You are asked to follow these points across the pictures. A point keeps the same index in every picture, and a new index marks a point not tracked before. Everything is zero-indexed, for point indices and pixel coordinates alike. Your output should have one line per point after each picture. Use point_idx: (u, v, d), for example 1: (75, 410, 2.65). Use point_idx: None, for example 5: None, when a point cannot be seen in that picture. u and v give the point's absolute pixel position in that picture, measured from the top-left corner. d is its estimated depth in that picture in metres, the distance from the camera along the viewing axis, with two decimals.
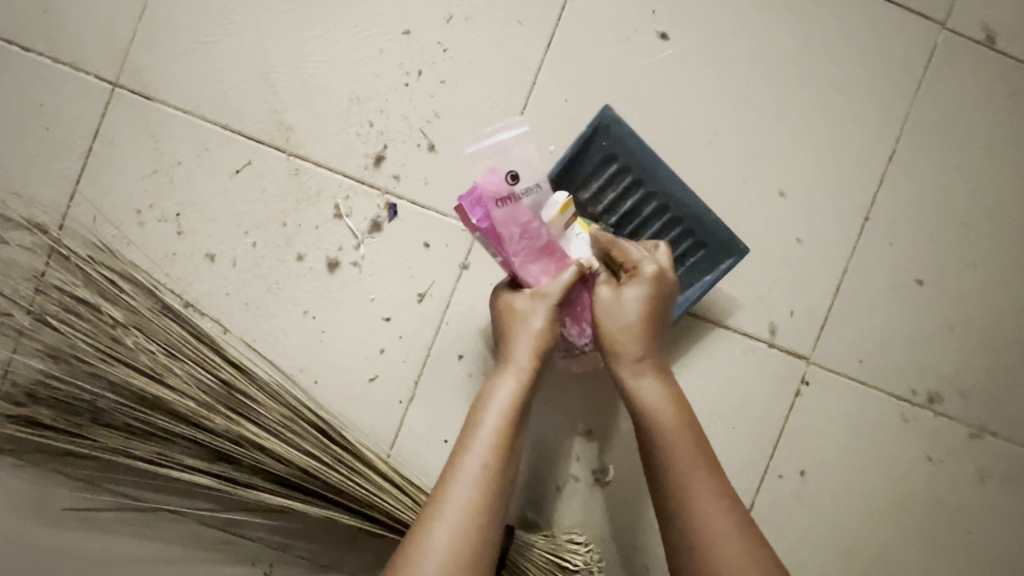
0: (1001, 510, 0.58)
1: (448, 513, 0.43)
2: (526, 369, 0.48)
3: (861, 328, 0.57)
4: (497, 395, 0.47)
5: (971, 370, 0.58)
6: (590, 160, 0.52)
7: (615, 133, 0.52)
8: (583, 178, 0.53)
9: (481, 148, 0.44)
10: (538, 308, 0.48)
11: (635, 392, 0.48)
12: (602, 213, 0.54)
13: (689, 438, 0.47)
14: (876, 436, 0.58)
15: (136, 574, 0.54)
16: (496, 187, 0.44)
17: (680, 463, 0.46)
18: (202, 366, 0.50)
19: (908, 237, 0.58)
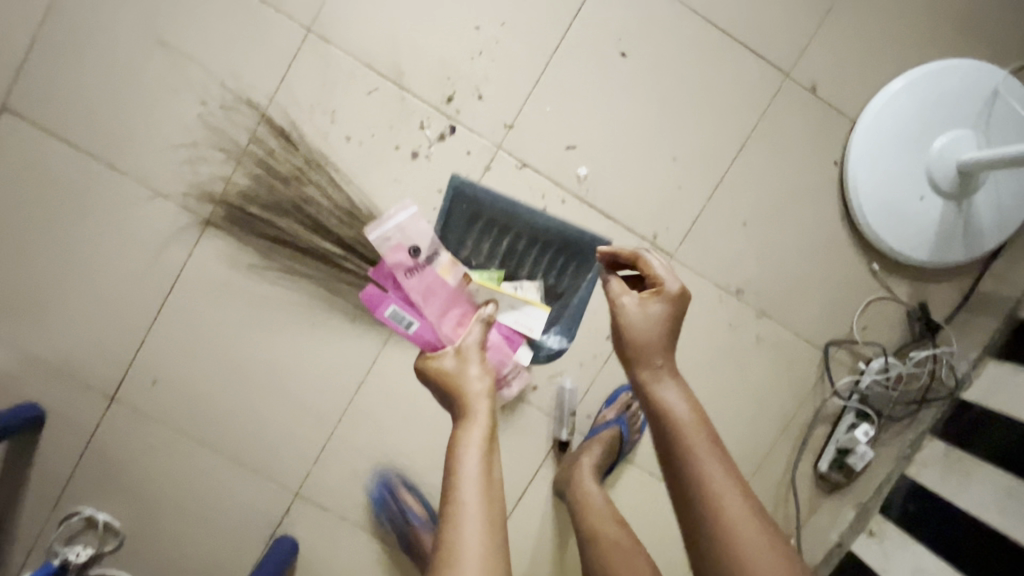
0: (765, 360, 1.03)
1: (468, 518, 0.61)
2: (484, 423, 0.69)
3: (706, 244, 0.99)
4: (467, 448, 0.67)
5: (766, 278, 1.01)
6: (462, 231, 0.93)
7: (467, 191, 0.91)
8: (457, 226, 0.93)
9: (384, 231, 0.86)
10: (466, 364, 0.76)
11: (655, 389, 0.65)
12: (489, 257, 0.95)
13: (701, 436, 0.60)
14: (703, 305, 1.01)
15: (282, 306, 0.98)
16: (400, 263, 0.86)
17: (706, 474, 0.58)
18: (339, 197, 0.94)
19: (744, 196, 0.99)
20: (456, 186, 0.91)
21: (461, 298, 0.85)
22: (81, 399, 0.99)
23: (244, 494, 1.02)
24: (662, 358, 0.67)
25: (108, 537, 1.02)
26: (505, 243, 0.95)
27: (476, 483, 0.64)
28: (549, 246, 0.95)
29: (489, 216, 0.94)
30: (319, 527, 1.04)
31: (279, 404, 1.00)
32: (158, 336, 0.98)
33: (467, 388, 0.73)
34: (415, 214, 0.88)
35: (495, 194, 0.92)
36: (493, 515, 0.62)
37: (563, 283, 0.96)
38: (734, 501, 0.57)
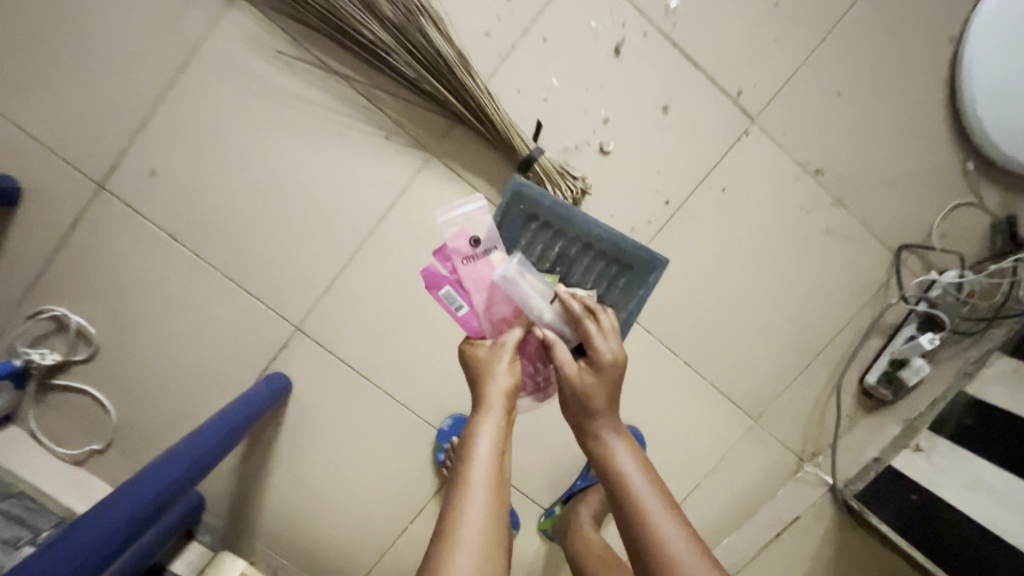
0: (830, 255, 0.94)
1: (475, 502, 0.57)
2: (499, 408, 0.64)
3: (792, 111, 0.89)
4: (481, 438, 0.61)
5: (850, 162, 0.91)
6: (520, 228, 0.75)
7: (528, 197, 0.74)
8: (514, 237, 0.76)
9: (451, 218, 0.72)
10: (501, 357, 0.67)
11: (600, 431, 0.64)
12: (543, 261, 0.77)
13: (647, 483, 0.61)
14: (776, 182, 0.91)
15: (308, 109, 0.86)
16: (461, 247, 0.72)
17: (642, 489, 0.60)
18: None
19: (842, 62, 0.88)
20: (519, 189, 0.73)
21: (517, 305, 0.70)
22: (66, 181, 0.86)
23: (240, 319, 0.91)
24: (605, 415, 0.64)
25: (80, 345, 0.91)
26: (559, 247, 0.76)
27: (488, 480, 0.58)
28: (602, 262, 0.77)
29: (546, 218, 0.75)
30: (317, 369, 0.93)
31: (292, 223, 0.89)
32: (163, 120, 0.85)
33: (496, 381, 0.65)
34: (483, 206, 0.73)
35: (561, 211, 0.75)
36: (500, 495, 0.59)
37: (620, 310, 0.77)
38: (681, 540, 0.58)
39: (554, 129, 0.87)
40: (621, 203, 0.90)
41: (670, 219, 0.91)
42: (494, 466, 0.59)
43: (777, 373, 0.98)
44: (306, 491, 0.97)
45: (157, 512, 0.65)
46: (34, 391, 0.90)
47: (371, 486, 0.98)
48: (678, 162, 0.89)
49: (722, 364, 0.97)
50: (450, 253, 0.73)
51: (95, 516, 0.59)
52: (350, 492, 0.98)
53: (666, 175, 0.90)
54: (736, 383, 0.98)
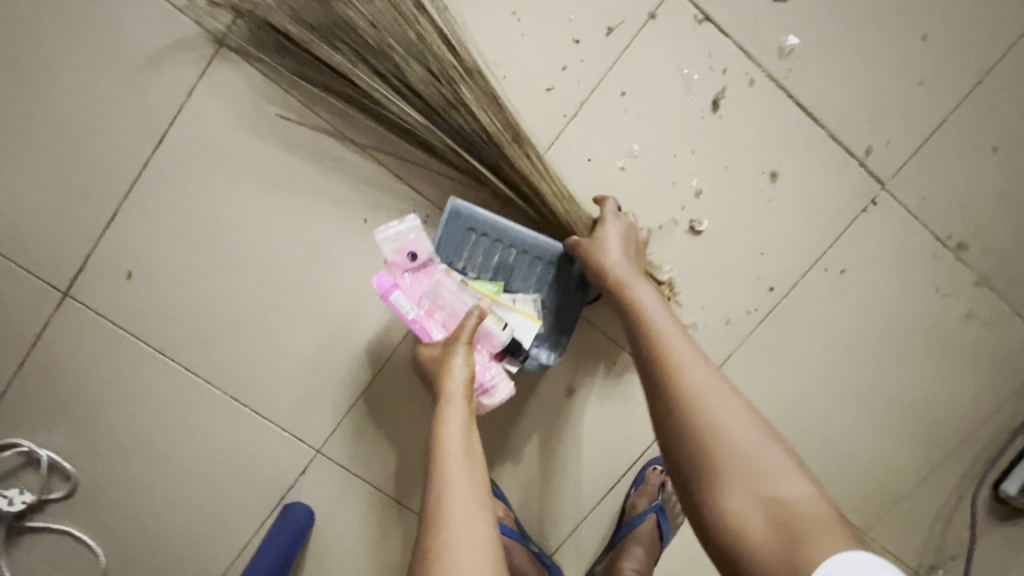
0: (968, 343, 0.76)
1: (452, 489, 0.49)
2: (458, 397, 0.56)
3: (933, 172, 0.70)
4: (447, 428, 0.54)
5: (1000, 233, 0.73)
6: (459, 242, 0.64)
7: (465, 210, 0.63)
8: (451, 253, 0.65)
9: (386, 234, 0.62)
10: (456, 351, 0.59)
11: (627, 289, 0.58)
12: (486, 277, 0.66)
13: (681, 334, 0.53)
14: (908, 260, 0.73)
15: (324, 190, 0.68)
16: (399, 261, 0.62)
17: (674, 349, 0.52)
18: (419, 29, 0.58)
19: (1000, 109, 0.69)
20: (456, 206, 0.63)
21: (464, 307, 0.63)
22: (21, 287, 0.68)
23: (248, 443, 0.75)
24: (630, 274, 0.59)
25: (55, 481, 0.74)
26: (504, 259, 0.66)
27: (461, 463, 0.51)
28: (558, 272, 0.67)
29: (490, 230, 0.64)
30: (343, 498, 0.77)
31: (308, 329, 0.72)
32: (141, 208, 0.67)
33: (451, 376, 0.57)
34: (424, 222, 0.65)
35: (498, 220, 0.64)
36: (477, 478, 0.51)
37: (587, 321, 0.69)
38: (742, 413, 0.47)
39: (635, 206, 0.69)
40: (714, 292, 0.72)
41: (774, 309, 0.74)
42: (464, 450, 0.52)
43: (898, 483, 0.81)
44: None
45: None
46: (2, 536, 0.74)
47: None
48: (787, 239, 0.71)
49: (830, 474, 0.80)
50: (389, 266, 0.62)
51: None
52: None
53: (771, 255, 0.72)
54: (846, 496, 0.81)
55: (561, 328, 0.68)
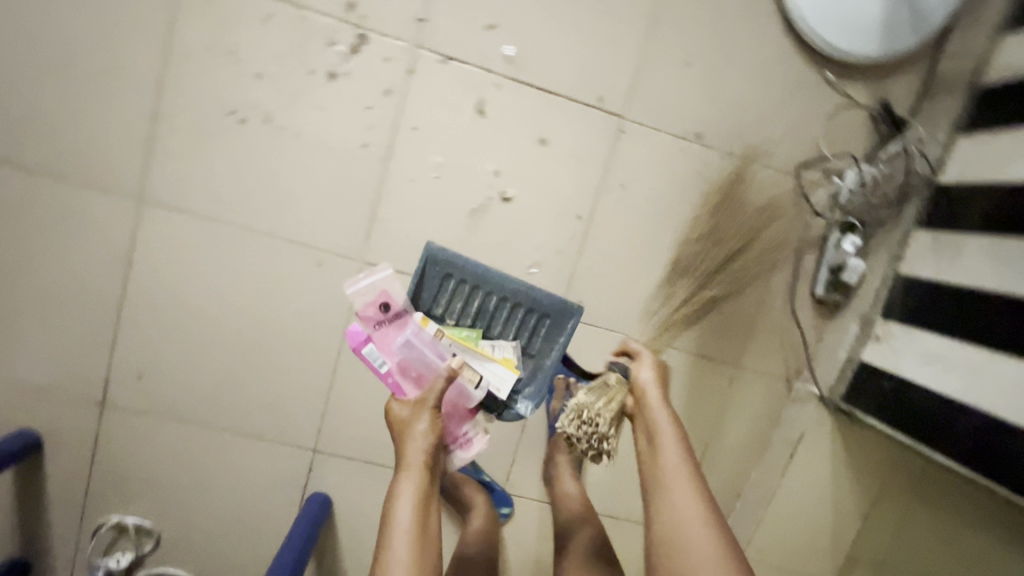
0: (738, 199, 1.01)
1: (400, 537, 0.76)
2: (416, 465, 0.79)
3: (653, 94, 0.96)
4: (404, 489, 0.78)
5: (720, 116, 0.98)
6: (436, 285, 0.90)
7: (436, 258, 0.89)
8: (428, 296, 0.91)
9: (356, 288, 0.82)
10: (421, 417, 0.80)
11: (658, 436, 0.77)
12: (462, 319, 0.92)
13: (688, 481, 0.73)
14: (665, 160, 0.99)
15: (243, 270, 0.95)
16: (370, 315, 0.84)
17: (681, 481, 0.73)
18: None
19: (679, 34, 0.95)
20: (432, 252, 0.89)
21: (431, 357, 0.84)
22: (74, 414, 0.97)
23: (265, 464, 1.02)
24: (666, 419, 0.79)
25: (144, 538, 1.02)
26: (477, 302, 0.92)
27: (406, 537, 0.76)
28: (525, 313, 0.93)
29: (461, 276, 0.91)
30: (347, 477, 1.04)
31: (273, 368, 0.99)
32: (129, 330, 0.95)
33: (411, 443, 0.79)
34: (389, 274, 0.85)
35: (473, 271, 0.90)
36: (420, 532, 0.77)
37: (539, 347, 0.95)
38: (688, 495, 0.72)
39: (457, 199, 0.96)
40: (541, 235, 0.99)
41: (587, 230, 0.99)
42: (415, 511, 0.77)
43: (739, 318, 1.05)
44: None
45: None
46: None
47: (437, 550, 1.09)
48: (572, 179, 0.97)
49: (684, 330, 1.05)
50: (362, 320, 0.84)
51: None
52: None
53: (567, 194, 0.98)
54: (705, 342, 1.06)
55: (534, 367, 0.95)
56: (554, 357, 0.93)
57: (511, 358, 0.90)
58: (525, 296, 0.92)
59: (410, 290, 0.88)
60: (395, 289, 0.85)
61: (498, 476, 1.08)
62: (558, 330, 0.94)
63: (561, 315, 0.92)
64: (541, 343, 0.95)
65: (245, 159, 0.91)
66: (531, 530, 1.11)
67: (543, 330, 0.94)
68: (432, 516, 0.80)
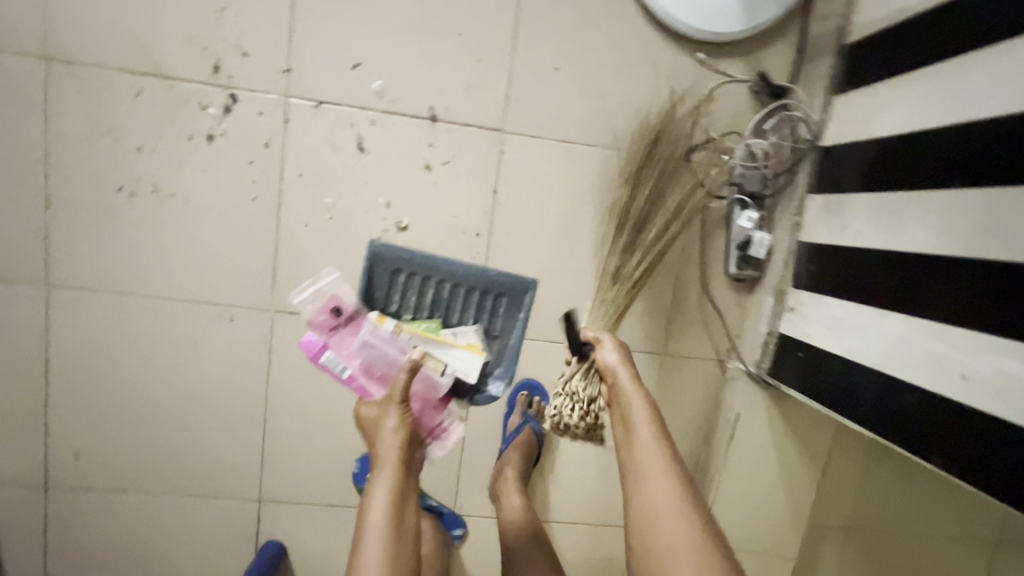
0: (633, 191, 1.02)
1: (376, 532, 0.75)
2: (392, 461, 0.81)
3: (528, 104, 0.97)
4: (377, 486, 0.79)
5: (600, 114, 0.99)
6: (391, 281, 0.97)
7: (384, 255, 0.96)
8: (384, 293, 0.97)
9: (304, 295, 0.95)
10: (392, 413, 0.85)
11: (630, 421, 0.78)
12: (419, 311, 0.99)
13: (665, 478, 0.73)
14: (552, 165, 1.00)
15: (157, 336, 0.97)
16: (325, 321, 0.95)
17: (651, 465, 0.74)
18: None
19: (542, 42, 0.96)
20: (381, 250, 0.96)
21: (390, 354, 0.92)
22: (20, 500, 0.99)
23: (213, 521, 1.04)
24: (635, 403, 0.79)
25: None
26: (433, 292, 0.99)
27: (380, 526, 0.76)
28: (479, 296, 0.99)
29: (411, 269, 0.97)
30: (297, 522, 1.06)
31: (204, 426, 1.01)
32: (58, 410, 0.98)
33: (385, 438, 0.83)
34: (338, 276, 0.97)
35: (422, 262, 0.97)
36: (397, 523, 0.77)
37: (500, 326, 1.02)
38: (659, 485, 0.72)
39: (354, 235, 0.98)
40: (443, 257, 1.00)
41: (488, 245, 1.01)
42: (391, 505, 0.78)
43: (657, 307, 1.06)
44: None
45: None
46: None
47: None
48: (464, 199, 0.99)
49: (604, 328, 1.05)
50: (318, 328, 0.95)
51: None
52: None
53: (461, 214, 0.99)
54: (628, 337, 1.06)
55: (499, 352, 1.03)
56: (516, 333, 1.01)
57: (474, 343, 0.96)
58: (476, 278, 0.98)
59: (360, 290, 0.97)
60: (344, 292, 0.96)
61: (446, 498, 1.09)
62: (515, 308, 1.01)
63: (514, 291, 1.00)
64: (500, 321, 1.02)
65: (142, 232, 0.94)
66: (488, 547, 1.12)
67: (502, 310, 1.01)
68: (411, 509, 0.81)
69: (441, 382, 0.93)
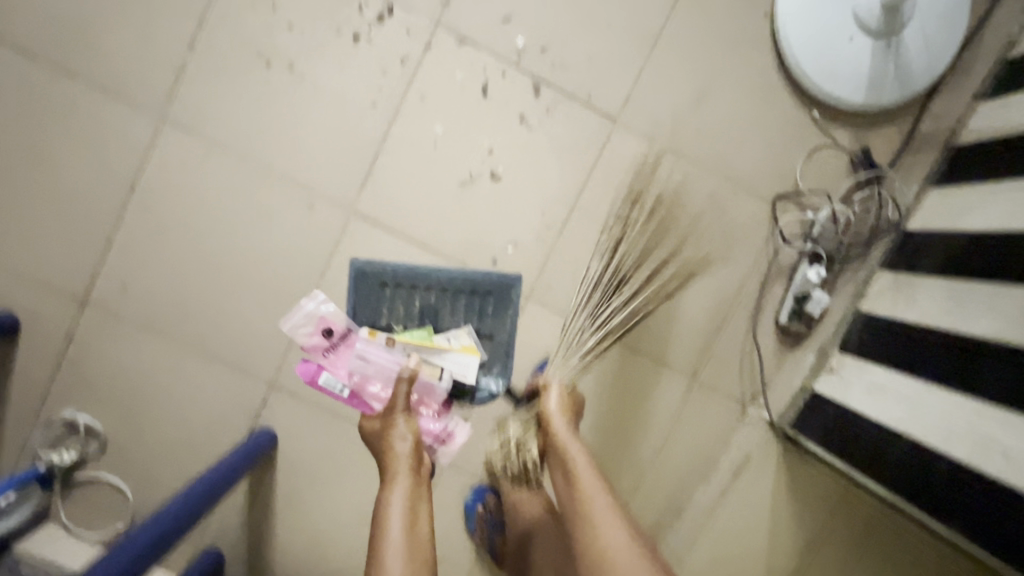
0: (714, 216, 1.06)
1: (393, 548, 0.74)
2: (403, 472, 0.83)
3: (647, 105, 1.03)
4: (394, 497, 0.80)
5: (707, 136, 1.04)
6: (379, 292, 1.03)
7: (368, 266, 1.03)
8: (369, 307, 1.02)
9: (290, 321, 1.01)
10: (399, 424, 0.88)
11: (567, 440, 0.84)
12: (415, 321, 1.03)
13: (598, 487, 0.78)
14: (650, 167, 1.04)
15: (239, 198, 1.01)
16: (316, 343, 1.00)
17: (586, 485, 0.78)
18: None
19: (678, 55, 1.02)
20: (358, 266, 1.02)
21: (390, 365, 0.95)
22: (51, 305, 1.01)
23: (220, 389, 1.05)
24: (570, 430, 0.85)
25: (91, 440, 1.04)
26: (420, 301, 1.03)
27: (398, 548, 0.74)
28: (464, 299, 1.03)
29: (397, 278, 1.03)
30: (297, 418, 1.06)
31: (247, 297, 1.03)
32: (123, 235, 1.01)
33: (395, 448, 0.85)
34: (320, 298, 1.02)
35: (401, 271, 1.03)
36: (416, 538, 0.76)
37: (493, 325, 1.04)
38: (604, 507, 0.76)
39: (449, 169, 1.02)
40: (522, 216, 1.04)
41: (566, 219, 1.04)
42: (407, 517, 0.77)
43: (701, 333, 1.08)
44: (308, 529, 1.09)
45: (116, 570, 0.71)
46: (60, 489, 1.04)
47: (367, 511, 1.09)
48: (560, 169, 1.03)
49: (647, 334, 1.07)
50: (313, 352, 1.00)
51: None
52: (346, 519, 1.09)
53: (552, 183, 1.03)
54: (666, 351, 1.08)
55: (493, 364, 1.05)
56: (505, 327, 1.04)
57: (468, 344, 1.01)
58: (462, 280, 1.03)
59: (351, 308, 1.02)
60: (331, 312, 1.01)
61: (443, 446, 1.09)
62: (503, 305, 1.04)
63: (500, 287, 1.04)
64: (492, 322, 1.04)
65: (263, 99, 0.99)
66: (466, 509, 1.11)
67: (489, 309, 1.04)
68: (424, 515, 0.80)
69: (442, 388, 0.95)
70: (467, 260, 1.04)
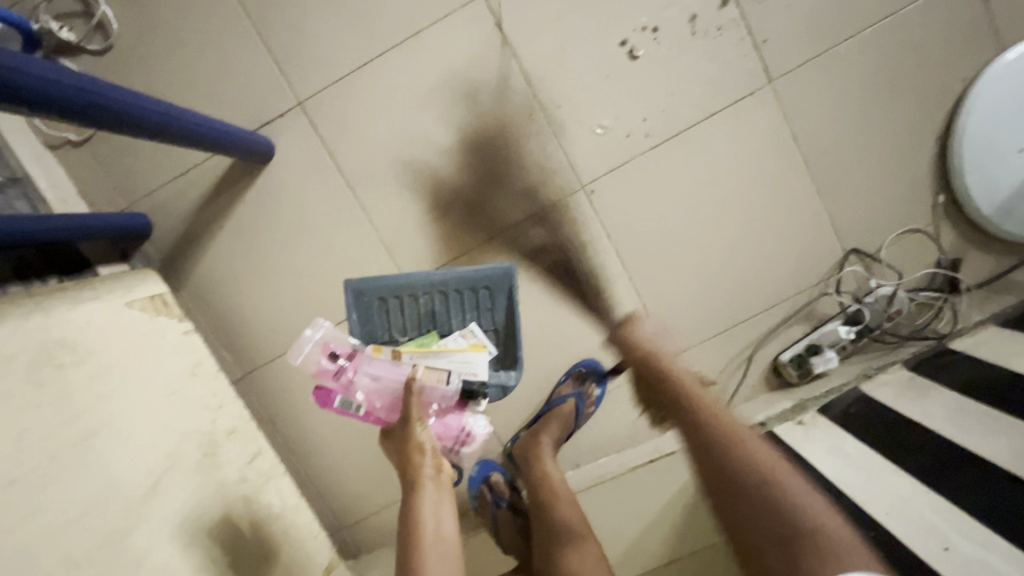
0: (790, 229, 1.01)
1: (429, 559, 0.70)
2: (427, 482, 0.74)
3: (806, 88, 0.96)
4: (422, 508, 0.73)
5: (834, 153, 0.99)
6: (383, 308, 0.85)
7: (364, 286, 0.83)
8: (370, 318, 0.85)
9: (297, 356, 0.74)
10: (419, 431, 0.74)
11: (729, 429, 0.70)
12: (423, 330, 0.86)
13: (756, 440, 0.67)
14: (769, 145, 0.98)
15: None
16: (321, 372, 0.75)
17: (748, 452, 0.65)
18: None
19: (863, 63, 0.96)
20: (354, 287, 0.83)
21: (398, 383, 0.76)
22: None
23: (251, 73, 0.96)
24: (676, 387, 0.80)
25: (96, 37, 0.94)
26: (421, 305, 0.86)
27: (432, 543, 0.71)
28: (460, 296, 0.86)
29: (396, 293, 0.85)
30: (303, 151, 0.98)
31: (332, 3, 0.94)
32: None
33: (417, 459, 0.74)
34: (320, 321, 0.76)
35: (393, 284, 0.83)
36: (448, 554, 0.72)
37: (496, 321, 0.86)
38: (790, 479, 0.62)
39: (598, 19, 0.94)
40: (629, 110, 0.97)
41: (665, 140, 0.97)
42: (436, 531, 0.72)
43: (706, 322, 1.04)
44: (245, 261, 1.02)
45: (149, 125, 0.69)
46: None
47: (309, 279, 1.02)
48: (694, 91, 0.96)
49: (664, 292, 1.03)
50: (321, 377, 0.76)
51: (69, 77, 0.56)
52: (285, 274, 1.02)
53: (677, 97, 0.96)
54: (667, 318, 1.04)
55: (502, 359, 0.87)
56: (508, 318, 0.86)
57: (480, 342, 0.81)
58: (458, 279, 0.85)
59: (352, 330, 0.83)
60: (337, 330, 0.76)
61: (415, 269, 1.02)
62: (500, 296, 0.86)
63: (495, 284, 0.85)
64: (492, 316, 0.87)
65: None
66: None
67: (496, 303, 0.86)
68: (448, 514, 0.74)
69: (450, 392, 0.76)
70: (555, 114, 0.97)
